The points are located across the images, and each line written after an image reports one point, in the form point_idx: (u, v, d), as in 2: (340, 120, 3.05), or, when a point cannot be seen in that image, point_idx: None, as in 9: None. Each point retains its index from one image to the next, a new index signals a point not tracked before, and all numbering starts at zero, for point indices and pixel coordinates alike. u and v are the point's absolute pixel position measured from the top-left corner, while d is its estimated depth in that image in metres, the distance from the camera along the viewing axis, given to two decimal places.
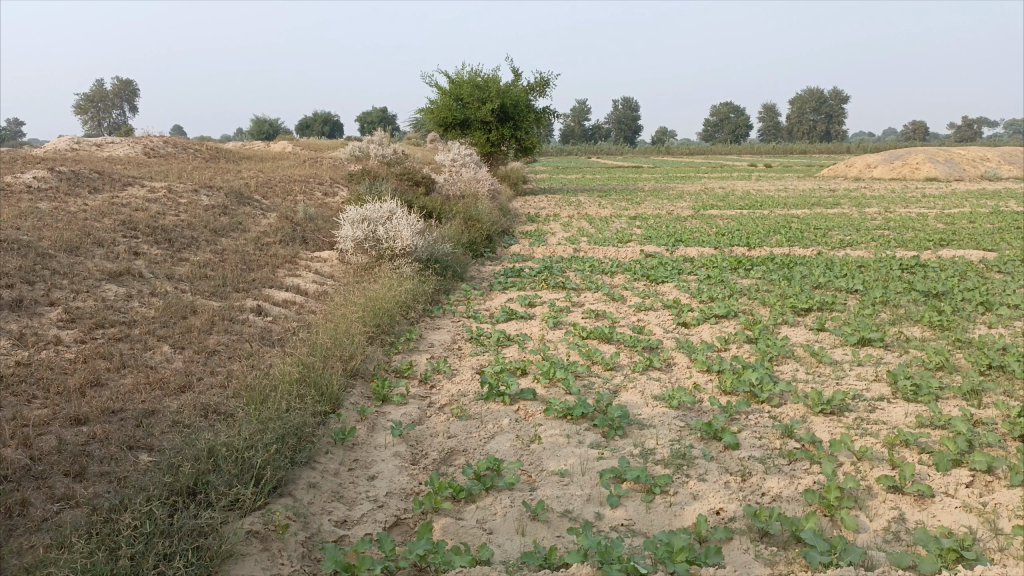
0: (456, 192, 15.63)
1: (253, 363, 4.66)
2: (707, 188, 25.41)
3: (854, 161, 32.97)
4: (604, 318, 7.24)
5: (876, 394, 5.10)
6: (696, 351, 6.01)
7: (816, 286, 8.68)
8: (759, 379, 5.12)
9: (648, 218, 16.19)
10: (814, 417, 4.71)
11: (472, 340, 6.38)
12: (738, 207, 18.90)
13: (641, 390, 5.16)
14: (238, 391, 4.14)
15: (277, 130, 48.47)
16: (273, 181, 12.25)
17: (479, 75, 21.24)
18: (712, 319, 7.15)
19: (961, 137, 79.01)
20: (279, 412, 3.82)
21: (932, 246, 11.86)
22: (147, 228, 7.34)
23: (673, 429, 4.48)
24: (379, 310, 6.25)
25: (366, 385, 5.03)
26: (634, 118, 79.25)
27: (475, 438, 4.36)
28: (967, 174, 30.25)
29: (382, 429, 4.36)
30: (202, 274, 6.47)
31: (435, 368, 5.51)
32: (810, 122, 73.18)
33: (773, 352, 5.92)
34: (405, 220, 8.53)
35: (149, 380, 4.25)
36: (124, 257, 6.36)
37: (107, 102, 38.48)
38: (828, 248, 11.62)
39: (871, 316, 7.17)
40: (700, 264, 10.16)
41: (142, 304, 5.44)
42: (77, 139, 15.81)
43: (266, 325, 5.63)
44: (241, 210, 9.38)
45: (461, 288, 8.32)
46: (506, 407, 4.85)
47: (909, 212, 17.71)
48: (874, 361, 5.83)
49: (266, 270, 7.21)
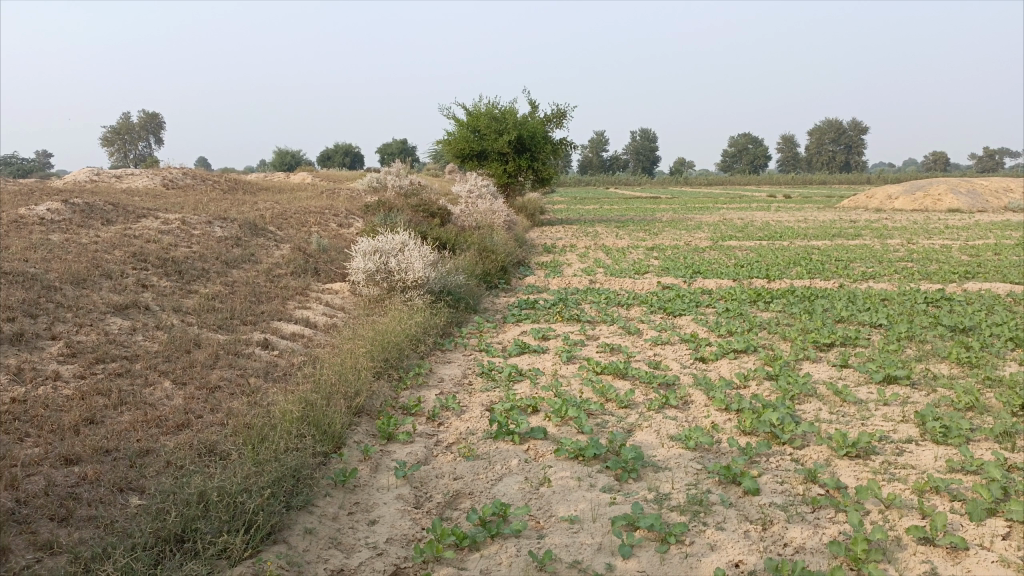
0: (472, 223, 15.57)
1: (254, 400, 4.54)
2: (725, 219, 25.20)
3: (875, 192, 32.66)
4: (619, 353, 7.06)
5: (903, 436, 4.86)
6: (714, 388, 5.80)
7: (838, 320, 8.44)
8: (780, 420, 4.91)
9: (666, 250, 16.01)
10: (838, 460, 4.49)
11: (483, 374, 6.23)
12: (757, 238, 18.68)
13: (656, 429, 4.97)
14: (237, 429, 4.01)
15: (298, 161, 48.99)
16: (289, 212, 12.24)
17: (496, 107, 21.31)
18: (731, 353, 6.95)
19: (983, 167, 78.31)
20: (276, 453, 3.69)
21: (957, 278, 11.58)
22: (157, 260, 7.30)
23: (690, 471, 4.28)
24: (388, 344, 6.12)
25: (371, 422, 4.89)
26: (652, 149, 79.42)
27: (481, 480, 4.18)
28: (990, 206, 29.84)
29: (385, 469, 4.21)
30: (210, 306, 6.40)
31: (444, 405, 5.35)
32: (829, 153, 72.88)
33: (794, 390, 5.70)
34: (418, 252, 8.44)
35: (146, 418, 4.14)
36: (131, 290, 6.30)
37: (133, 134, 39.16)
38: (851, 281, 11.36)
39: (896, 352, 6.92)
40: (718, 296, 9.96)
41: (145, 338, 5.36)
42: (97, 170, 15.98)
43: (271, 359, 5.51)
44: (254, 241, 9.34)
45: (474, 321, 8.19)
46: (515, 447, 4.68)
47: (932, 244, 17.40)
48: (900, 400, 5.59)
49: (276, 303, 7.13)
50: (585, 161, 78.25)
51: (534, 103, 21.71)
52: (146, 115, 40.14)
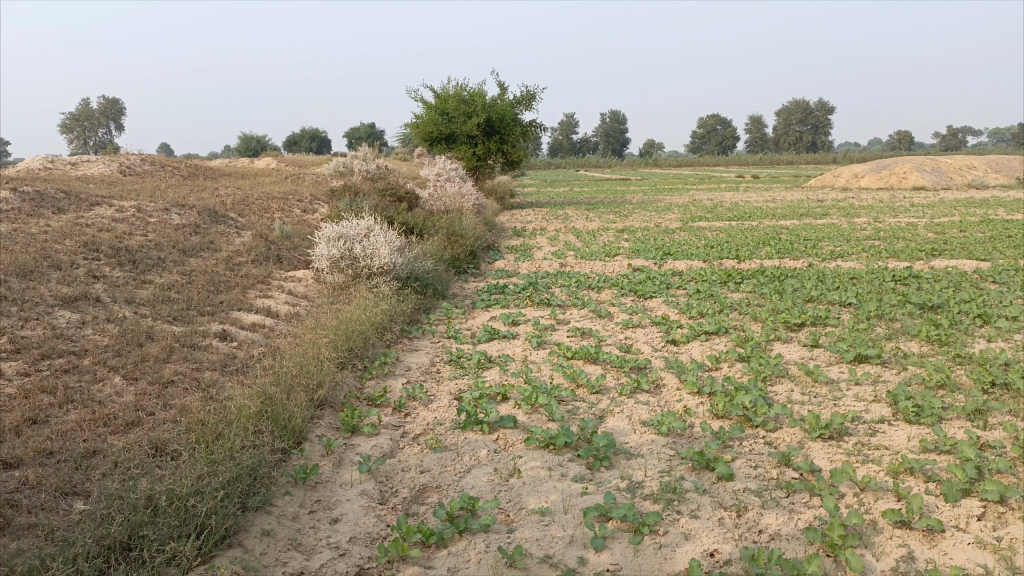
0: (441, 207, 15.35)
1: (210, 395, 4.34)
2: (694, 200, 25.21)
3: (841, 171, 32.95)
4: (590, 337, 6.95)
5: (876, 416, 4.82)
6: (686, 371, 5.71)
7: (808, 300, 8.42)
8: (753, 403, 4.83)
9: (636, 231, 15.95)
10: (812, 442, 4.42)
11: (451, 362, 6.07)
12: (726, 219, 18.71)
13: (628, 415, 4.87)
14: (190, 426, 3.83)
15: (264, 146, 48.19)
16: (251, 198, 11.92)
17: (464, 89, 21.03)
18: (703, 335, 6.87)
19: (945, 146, 79.59)
20: (232, 451, 3.51)
21: (924, 256, 11.65)
22: (110, 249, 7.01)
23: (663, 458, 4.18)
24: (353, 333, 5.94)
25: (334, 414, 4.72)
26: (621, 131, 79.44)
27: (449, 472, 4.04)
28: (953, 183, 30.29)
29: (349, 464, 4.05)
30: (165, 297, 6.16)
31: (411, 395, 5.19)
32: (796, 133, 73.48)
33: (766, 371, 5.63)
34: (384, 237, 8.24)
35: (93, 417, 3.93)
36: (81, 281, 6.04)
37: (94, 121, 38.13)
38: (820, 260, 11.38)
39: (866, 331, 6.90)
40: (689, 278, 9.90)
41: (95, 331, 5.12)
42: (52, 158, 15.46)
43: (230, 351, 5.31)
44: (214, 229, 9.06)
45: (442, 307, 8.03)
46: (484, 436, 4.54)
47: (898, 222, 17.53)
48: (872, 379, 5.55)
49: (236, 292, 6.90)
50: (555, 144, 78.05)
51: (502, 85, 21.47)
52: (106, 100, 39.11)
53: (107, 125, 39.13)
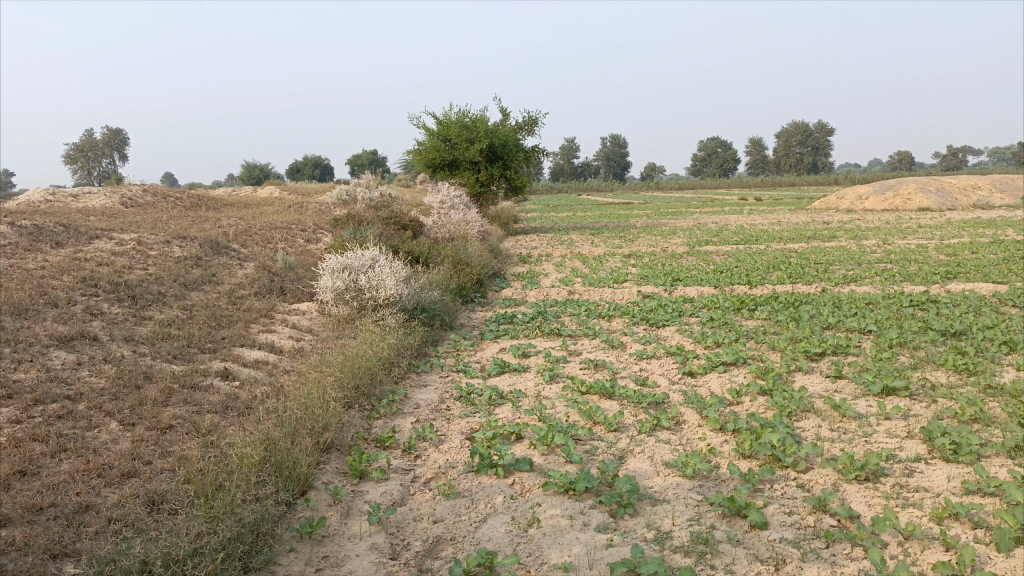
0: (445, 235, 15.19)
1: (211, 441, 4.12)
2: (700, 223, 25.07)
3: (845, 192, 32.84)
4: (604, 370, 6.72)
5: (911, 454, 4.58)
6: (707, 407, 5.47)
7: (826, 327, 8.19)
8: (782, 441, 4.58)
9: (643, 257, 15.76)
10: (847, 485, 4.17)
11: (462, 399, 5.84)
12: (733, 243, 18.50)
13: (650, 455, 4.63)
14: (190, 476, 3.60)
15: (266, 174, 48.29)
16: (254, 228, 11.76)
17: (467, 116, 20.98)
18: (720, 366, 6.64)
19: (947, 166, 79.63)
20: (232, 505, 3.29)
21: (940, 279, 11.42)
22: (109, 285, 6.83)
23: (690, 504, 3.93)
24: (359, 369, 5.71)
25: (341, 459, 4.49)
26: (622, 155, 79.70)
27: (464, 522, 3.80)
28: (959, 204, 30.11)
29: (357, 514, 3.81)
30: (165, 334, 5.95)
31: (420, 436, 4.96)
32: (797, 155, 73.60)
33: (791, 406, 5.39)
34: (389, 268, 8.04)
35: (87, 467, 3.70)
36: (78, 318, 5.84)
37: (98, 152, 38.23)
38: (832, 285, 11.15)
39: (889, 360, 6.66)
40: (701, 305, 9.68)
41: (92, 373, 4.91)
42: (53, 190, 15.34)
43: (231, 391, 5.09)
44: (216, 261, 8.88)
45: (450, 338, 7.81)
46: (499, 481, 4.30)
47: (907, 244, 17.32)
48: (902, 414, 5.31)
49: (238, 327, 6.70)
50: (557, 168, 78.20)
51: (505, 111, 21.42)
52: (110, 130, 39.20)
53: (111, 156, 39.16)
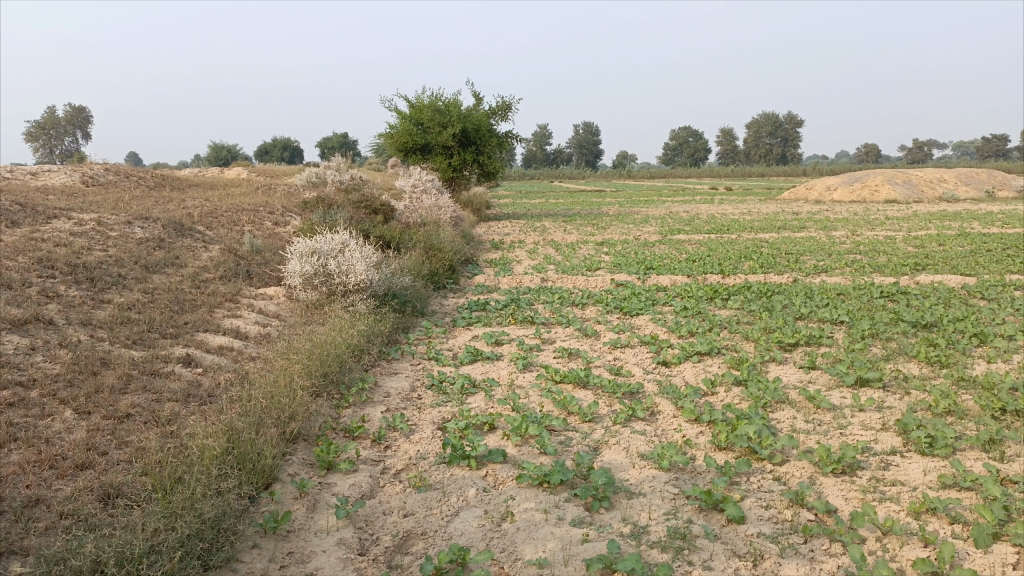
0: (417, 220, 14.98)
1: (171, 432, 3.94)
2: (672, 212, 25.13)
3: (813, 184, 33.16)
4: (577, 358, 6.63)
5: (887, 447, 4.56)
6: (682, 397, 5.41)
7: (799, 317, 8.19)
8: (758, 433, 4.53)
9: (616, 244, 15.71)
10: (824, 478, 4.13)
11: (433, 388, 5.70)
12: (705, 232, 18.55)
13: (625, 447, 4.54)
14: (148, 467, 3.43)
15: (234, 156, 47.46)
16: (220, 210, 11.46)
17: (440, 99, 20.70)
18: (695, 356, 6.58)
19: (912, 159, 80.93)
20: (192, 500, 3.13)
21: (909, 271, 11.52)
22: (67, 266, 6.56)
23: (667, 497, 3.86)
24: (327, 357, 5.55)
25: (309, 449, 4.34)
26: (595, 142, 79.77)
27: (435, 516, 3.68)
28: (925, 196, 30.55)
29: (324, 508, 3.67)
30: (124, 318, 5.73)
31: (390, 426, 4.82)
32: (767, 146, 74.25)
33: (766, 397, 5.35)
34: (359, 253, 7.86)
35: (37, 458, 3.50)
36: (33, 301, 5.59)
37: (60, 129, 37.19)
38: (804, 275, 11.19)
39: (862, 352, 6.66)
40: (674, 294, 9.64)
41: (46, 358, 4.69)
42: (10, 167, 14.82)
43: (194, 379, 4.90)
44: (180, 243, 8.62)
45: (421, 325, 7.67)
46: (472, 473, 4.19)
47: (876, 235, 17.50)
48: (876, 406, 5.29)
49: (202, 311, 6.49)
50: (529, 155, 77.91)
51: (479, 96, 21.17)
52: (72, 111, 38.00)
53: (73, 133, 38.10)
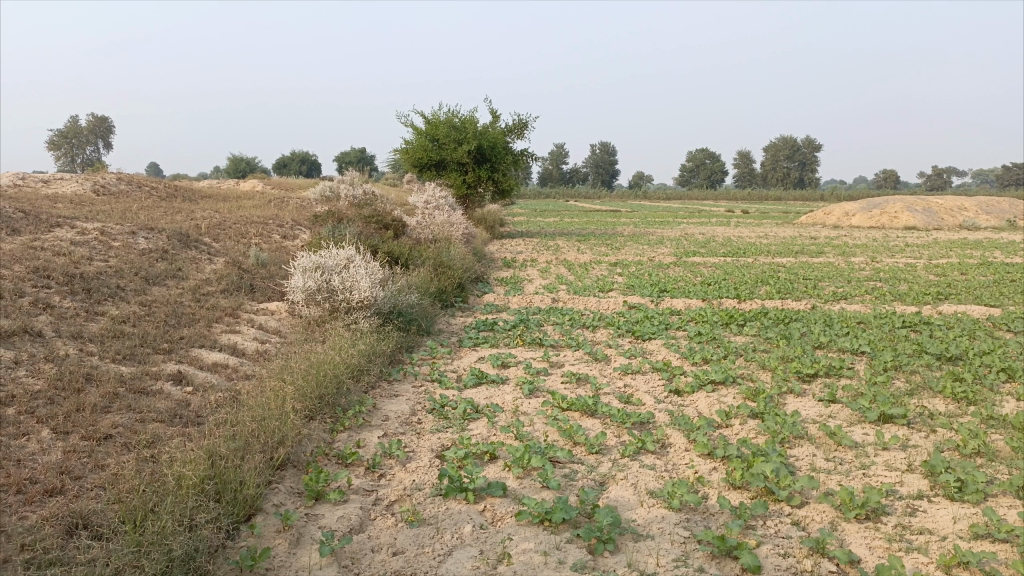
0: (428, 236, 14.80)
1: (151, 456, 3.72)
2: (687, 234, 24.86)
3: (831, 209, 32.76)
4: (586, 384, 6.37)
5: (913, 490, 4.27)
6: (695, 430, 5.14)
7: (818, 346, 7.89)
8: (776, 472, 4.25)
9: (630, 265, 15.45)
10: (846, 524, 3.84)
11: (434, 412, 5.47)
12: (721, 255, 18.25)
13: (633, 483, 4.28)
14: (121, 495, 3.21)
15: (252, 169, 47.68)
16: (228, 222, 11.33)
17: (456, 116, 20.61)
18: (709, 385, 6.31)
19: (931, 186, 80.29)
20: (163, 535, 2.90)
21: (931, 300, 11.18)
22: (63, 276, 6.40)
23: (676, 540, 3.59)
24: (324, 377, 5.33)
25: (297, 477, 4.10)
26: (611, 163, 79.72)
27: (427, 555, 3.43)
28: (945, 223, 30.11)
29: (308, 543, 3.42)
30: (116, 331, 5.54)
31: (386, 453, 4.58)
32: (784, 170, 73.85)
33: (783, 432, 5.07)
34: (364, 269, 7.65)
35: (5, 481, 3.29)
36: (24, 311, 5.42)
37: (82, 139, 37.38)
38: (822, 302, 10.88)
39: (885, 385, 6.36)
40: (688, 318, 9.36)
41: (29, 373, 4.50)
42: (23, 175, 14.79)
43: (183, 398, 4.70)
44: (183, 255, 8.46)
45: (426, 345, 7.45)
46: (469, 507, 3.94)
47: (896, 262, 17.12)
48: (900, 444, 5.00)
49: (199, 326, 6.29)
50: (545, 174, 77.84)
51: (495, 113, 21.07)
52: (95, 118, 38.11)
53: (95, 142, 38.36)
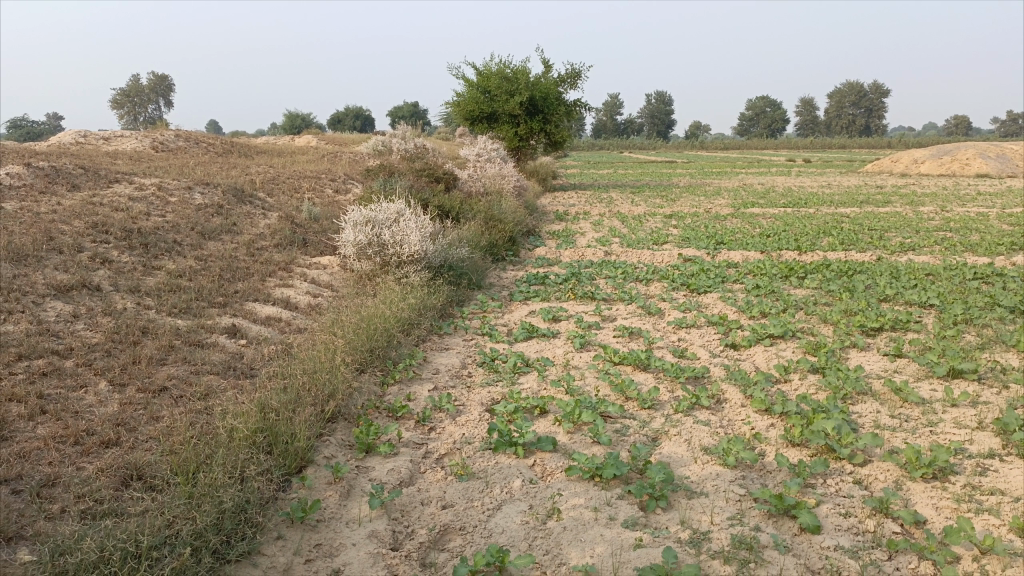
0: (480, 189, 14.70)
1: (204, 407, 3.78)
2: (746, 184, 24.18)
3: (899, 156, 31.42)
4: (639, 339, 6.25)
5: (984, 449, 4.06)
6: (752, 385, 4.99)
7: (883, 299, 7.58)
8: (837, 429, 4.08)
9: (685, 217, 15.11)
10: (912, 484, 3.68)
11: (485, 366, 5.43)
12: (780, 205, 17.70)
13: (687, 439, 4.17)
14: (174, 447, 3.27)
15: (308, 125, 48.11)
16: (282, 177, 11.40)
17: (507, 67, 20.26)
18: (767, 339, 6.12)
19: (1007, 131, 76.29)
20: (213, 487, 2.95)
21: (1006, 251, 10.63)
22: (121, 231, 6.53)
23: (731, 499, 3.48)
24: (375, 331, 5.33)
25: (349, 429, 4.12)
26: (667, 113, 77.88)
27: (476, 509, 3.41)
28: (1021, 170, 28.61)
29: (358, 495, 3.43)
30: (173, 285, 5.63)
31: (436, 406, 4.56)
32: (849, 116, 71.00)
33: (846, 388, 4.88)
34: (415, 222, 7.60)
35: (64, 433, 3.38)
36: (83, 266, 5.54)
37: (144, 97, 38.14)
38: (888, 253, 10.44)
39: (954, 339, 6.07)
40: (746, 270, 9.10)
41: (87, 326, 4.61)
42: (85, 132, 15.14)
43: (238, 350, 4.76)
44: (238, 209, 8.55)
45: (477, 299, 7.41)
46: (519, 462, 3.90)
47: (968, 212, 16.35)
48: (971, 401, 4.76)
49: (253, 280, 6.36)
50: (599, 125, 76.53)
51: (547, 63, 20.63)
52: (156, 77, 38.83)
53: (157, 101, 39.07)
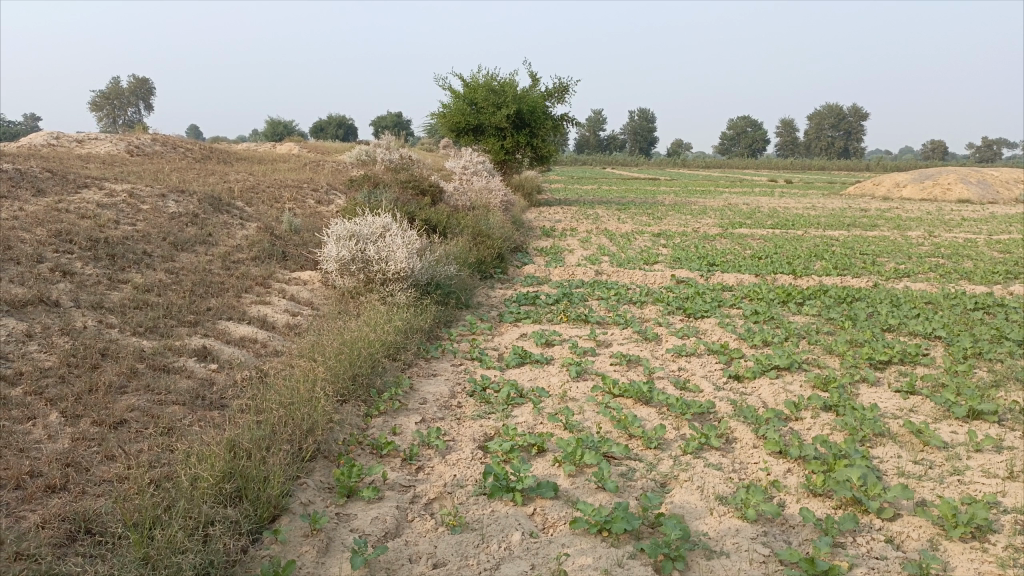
0: (466, 203, 14.33)
1: (168, 446, 3.38)
2: (731, 204, 24.05)
3: (882, 179, 31.53)
4: (637, 367, 5.90)
5: (1019, 502, 3.75)
6: (764, 424, 4.64)
7: (886, 329, 7.30)
8: (863, 479, 3.75)
9: (675, 236, 14.85)
10: (949, 544, 3.35)
11: (475, 396, 5.05)
12: (768, 226, 17.52)
13: (699, 485, 3.82)
14: (129, 494, 2.87)
15: (290, 132, 47.39)
16: (262, 186, 10.96)
17: (495, 79, 19.96)
18: (772, 371, 5.80)
19: (982, 157, 77.45)
20: (172, 549, 2.57)
21: (1001, 279, 10.45)
22: (86, 240, 6.09)
23: (756, 561, 3.13)
24: (358, 356, 4.93)
25: (328, 469, 3.73)
26: (649, 130, 78.13)
27: (471, 569, 3.02)
28: (1001, 197, 28.84)
29: (339, 550, 3.03)
30: (140, 302, 5.20)
31: (424, 443, 4.17)
32: (829, 138, 71.73)
33: (863, 430, 4.55)
34: (401, 237, 7.22)
35: (4, 475, 2.96)
36: (42, 279, 5.10)
37: (124, 100, 37.42)
38: (884, 279, 10.22)
39: (967, 375, 5.78)
40: (742, 295, 8.80)
41: (41, 348, 4.17)
42: (58, 134, 14.58)
43: (207, 376, 4.35)
44: (214, 219, 8.12)
45: (465, 319, 7.04)
46: (516, 510, 3.52)
47: (956, 238, 16.25)
48: (995, 446, 4.46)
49: (227, 296, 5.95)
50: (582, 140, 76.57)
51: (535, 77, 20.39)
52: (135, 81, 38.19)
53: (135, 104, 38.22)
